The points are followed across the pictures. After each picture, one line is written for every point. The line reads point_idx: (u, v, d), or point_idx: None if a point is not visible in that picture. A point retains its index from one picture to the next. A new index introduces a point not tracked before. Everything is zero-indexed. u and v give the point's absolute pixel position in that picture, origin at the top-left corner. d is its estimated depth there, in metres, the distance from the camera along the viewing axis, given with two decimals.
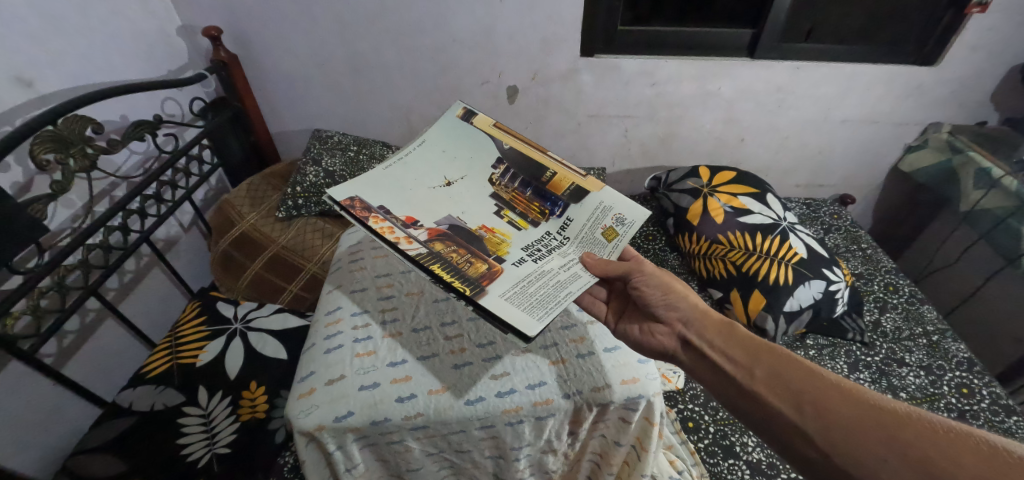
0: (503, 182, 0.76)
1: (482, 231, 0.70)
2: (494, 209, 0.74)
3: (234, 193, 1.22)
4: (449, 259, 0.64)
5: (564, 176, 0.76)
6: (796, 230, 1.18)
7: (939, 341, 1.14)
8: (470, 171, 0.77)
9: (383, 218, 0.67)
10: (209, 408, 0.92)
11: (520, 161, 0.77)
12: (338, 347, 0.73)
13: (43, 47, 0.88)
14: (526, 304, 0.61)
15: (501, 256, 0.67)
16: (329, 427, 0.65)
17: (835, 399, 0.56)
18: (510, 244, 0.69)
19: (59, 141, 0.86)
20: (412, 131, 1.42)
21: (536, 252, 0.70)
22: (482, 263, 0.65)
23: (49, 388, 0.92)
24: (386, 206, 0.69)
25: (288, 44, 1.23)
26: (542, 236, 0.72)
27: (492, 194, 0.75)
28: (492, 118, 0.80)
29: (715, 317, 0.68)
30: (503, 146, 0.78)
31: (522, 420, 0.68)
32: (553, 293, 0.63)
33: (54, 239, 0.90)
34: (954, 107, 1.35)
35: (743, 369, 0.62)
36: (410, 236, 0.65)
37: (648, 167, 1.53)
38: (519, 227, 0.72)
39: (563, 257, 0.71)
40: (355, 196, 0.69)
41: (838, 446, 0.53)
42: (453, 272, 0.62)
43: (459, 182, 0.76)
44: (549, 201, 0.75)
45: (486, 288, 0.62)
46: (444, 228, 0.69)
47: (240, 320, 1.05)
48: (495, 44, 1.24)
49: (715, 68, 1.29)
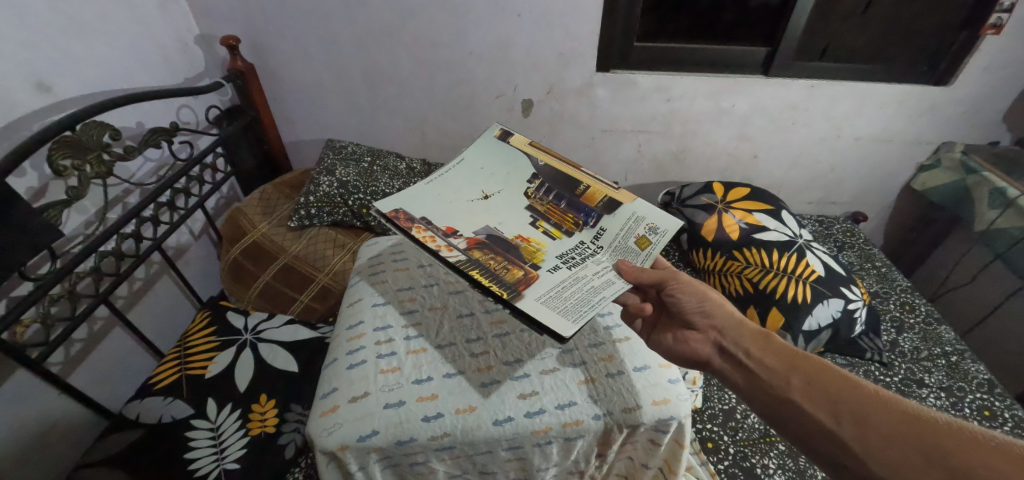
0: (538, 195, 0.76)
1: (518, 239, 0.70)
2: (530, 220, 0.73)
3: (246, 201, 1.20)
4: (487, 265, 0.64)
5: (597, 189, 0.76)
6: (812, 248, 1.17)
7: (958, 362, 1.13)
8: (506, 185, 0.78)
9: (425, 228, 0.68)
10: (217, 421, 0.89)
11: (554, 176, 0.77)
12: (361, 362, 0.72)
13: (63, 53, 0.87)
14: (563, 307, 0.61)
15: (537, 263, 0.67)
16: (352, 447, 0.64)
17: (872, 407, 0.54)
18: (545, 253, 0.69)
19: (77, 146, 0.85)
20: (426, 143, 1.42)
21: (572, 261, 0.69)
22: (519, 270, 0.65)
23: (55, 398, 0.90)
24: (428, 218, 0.70)
25: (306, 55, 1.23)
26: (576, 246, 0.71)
27: (528, 207, 0.74)
28: (527, 138, 0.82)
29: (751, 325, 0.67)
30: (537, 163, 0.79)
31: (551, 441, 0.67)
32: (587, 297, 0.63)
33: (66, 246, 0.89)
34: (967, 126, 1.35)
35: (778, 375, 0.61)
36: (450, 245, 0.66)
37: (660, 182, 1.53)
38: (553, 237, 0.71)
39: (598, 265, 0.69)
40: (398, 208, 0.70)
41: (875, 455, 0.52)
42: (492, 278, 0.62)
43: (495, 196, 0.76)
44: (582, 213, 0.74)
45: (522, 292, 0.62)
46: (483, 237, 0.69)
47: (250, 331, 1.04)
48: (512, 58, 1.24)
49: (730, 85, 1.29)
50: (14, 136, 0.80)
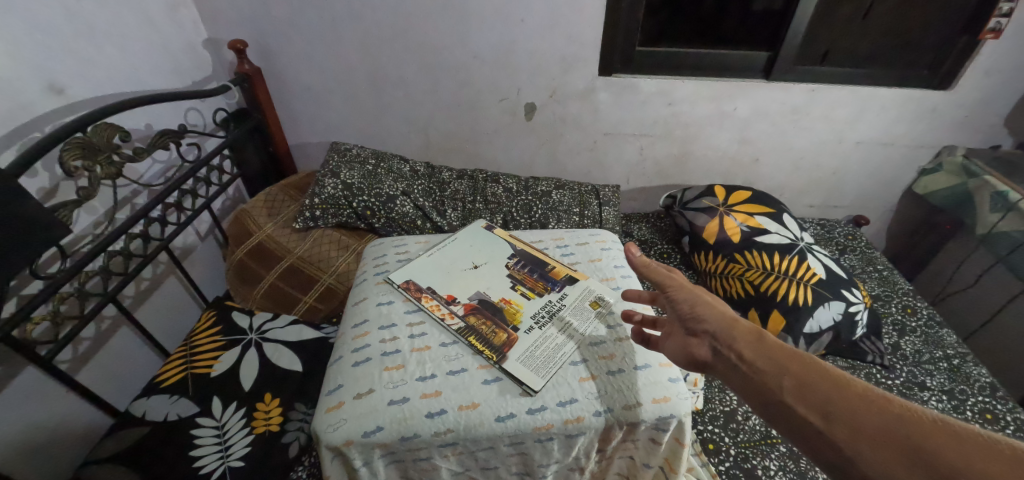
0: (516, 267, 0.89)
1: (501, 302, 0.81)
2: (510, 284, 0.85)
3: (251, 203, 1.21)
4: (480, 330, 0.76)
5: (562, 268, 0.89)
6: (813, 251, 1.18)
7: (960, 365, 1.13)
8: (492, 258, 0.90)
9: (431, 297, 0.81)
10: (222, 419, 0.90)
11: (529, 255, 0.92)
12: (366, 359, 0.72)
13: (75, 56, 0.89)
14: (536, 363, 0.72)
15: (517, 324, 0.77)
16: (357, 442, 0.65)
17: (862, 408, 0.53)
18: (523, 313, 0.79)
19: (88, 148, 0.86)
20: (430, 146, 1.44)
21: (542, 320, 0.78)
22: (503, 332, 0.76)
23: (63, 395, 0.91)
24: (433, 287, 0.84)
25: (312, 59, 1.25)
26: (545, 305, 0.81)
27: (508, 274, 0.87)
28: (509, 232, 0.98)
29: (743, 325, 0.65)
30: (515, 247, 0.93)
31: (552, 438, 0.68)
32: (557, 358, 0.72)
33: (76, 245, 0.91)
34: (968, 130, 1.36)
35: (769, 376, 0.59)
36: (451, 312, 0.79)
37: (662, 185, 1.54)
38: (529, 298, 0.82)
39: (566, 322, 0.78)
40: (409, 279, 0.85)
41: (865, 456, 0.51)
42: (484, 342, 0.74)
43: (483, 266, 0.89)
44: (551, 282, 0.86)
45: (506, 353, 0.73)
46: (475, 302, 0.81)
47: (255, 331, 1.05)
48: (515, 62, 1.26)
49: (731, 88, 1.30)
50: (27, 137, 0.82)
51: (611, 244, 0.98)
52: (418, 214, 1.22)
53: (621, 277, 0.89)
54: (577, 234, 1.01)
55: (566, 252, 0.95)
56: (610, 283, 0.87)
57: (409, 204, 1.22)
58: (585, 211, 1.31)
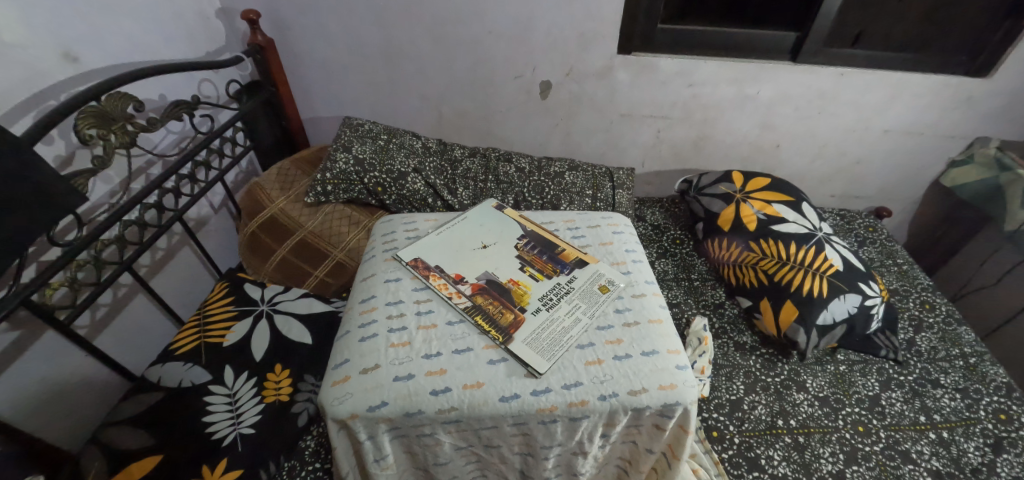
0: (526, 248, 0.88)
1: (509, 283, 0.81)
2: (518, 265, 0.84)
3: (265, 176, 1.21)
4: (487, 311, 0.76)
5: (572, 251, 0.88)
6: (831, 241, 1.15)
7: (976, 364, 1.10)
8: (501, 238, 0.90)
9: (439, 276, 0.81)
10: (234, 387, 0.92)
11: (538, 237, 0.91)
12: (373, 335, 0.73)
13: (89, 24, 0.88)
14: (542, 345, 0.71)
15: (523, 306, 0.77)
16: (362, 416, 0.66)
17: None
18: (530, 295, 0.79)
19: (103, 116, 0.86)
20: (443, 123, 1.42)
21: (550, 301, 0.78)
22: (510, 313, 0.76)
23: (83, 359, 0.94)
24: (442, 266, 0.83)
25: (325, 31, 1.23)
26: (553, 287, 0.81)
27: (517, 256, 0.86)
28: (518, 211, 0.98)
29: None
30: (525, 228, 0.93)
31: (556, 419, 0.68)
32: (561, 340, 0.72)
33: (92, 214, 0.92)
34: (1003, 120, 1.30)
35: None
36: (459, 291, 0.79)
37: (678, 170, 1.50)
38: (537, 280, 0.82)
39: (571, 304, 0.78)
40: (418, 257, 0.85)
41: None
42: (490, 322, 0.74)
43: (492, 246, 0.88)
44: (560, 265, 0.85)
45: (512, 335, 0.72)
46: (483, 283, 0.81)
47: (267, 302, 1.06)
48: (533, 39, 1.23)
49: (753, 71, 1.25)
50: (44, 106, 0.82)
51: (623, 228, 0.96)
52: (428, 191, 1.21)
53: (631, 261, 0.87)
54: (589, 216, 0.99)
55: (577, 235, 0.93)
56: (620, 267, 0.86)
57: (420, 181, 1.20)
58: (597, 194, 1.29)
